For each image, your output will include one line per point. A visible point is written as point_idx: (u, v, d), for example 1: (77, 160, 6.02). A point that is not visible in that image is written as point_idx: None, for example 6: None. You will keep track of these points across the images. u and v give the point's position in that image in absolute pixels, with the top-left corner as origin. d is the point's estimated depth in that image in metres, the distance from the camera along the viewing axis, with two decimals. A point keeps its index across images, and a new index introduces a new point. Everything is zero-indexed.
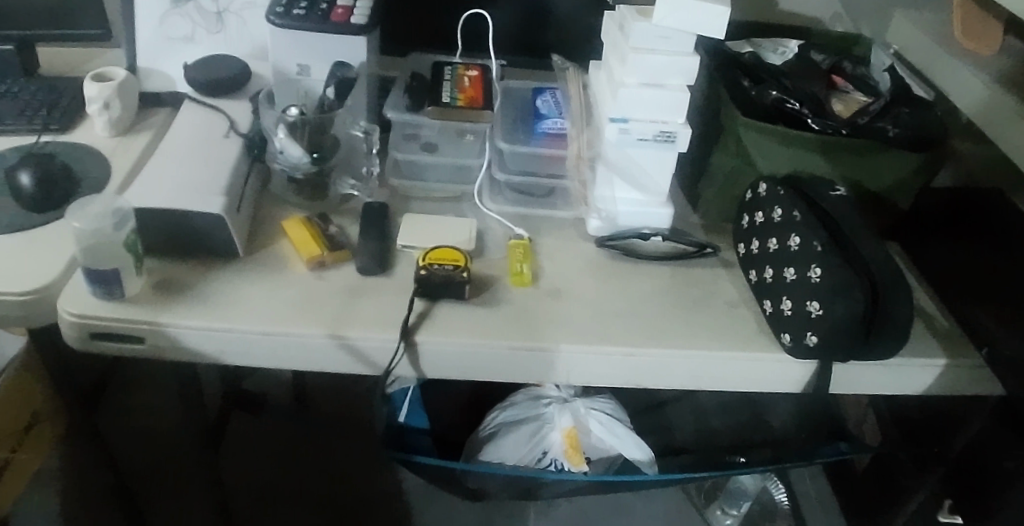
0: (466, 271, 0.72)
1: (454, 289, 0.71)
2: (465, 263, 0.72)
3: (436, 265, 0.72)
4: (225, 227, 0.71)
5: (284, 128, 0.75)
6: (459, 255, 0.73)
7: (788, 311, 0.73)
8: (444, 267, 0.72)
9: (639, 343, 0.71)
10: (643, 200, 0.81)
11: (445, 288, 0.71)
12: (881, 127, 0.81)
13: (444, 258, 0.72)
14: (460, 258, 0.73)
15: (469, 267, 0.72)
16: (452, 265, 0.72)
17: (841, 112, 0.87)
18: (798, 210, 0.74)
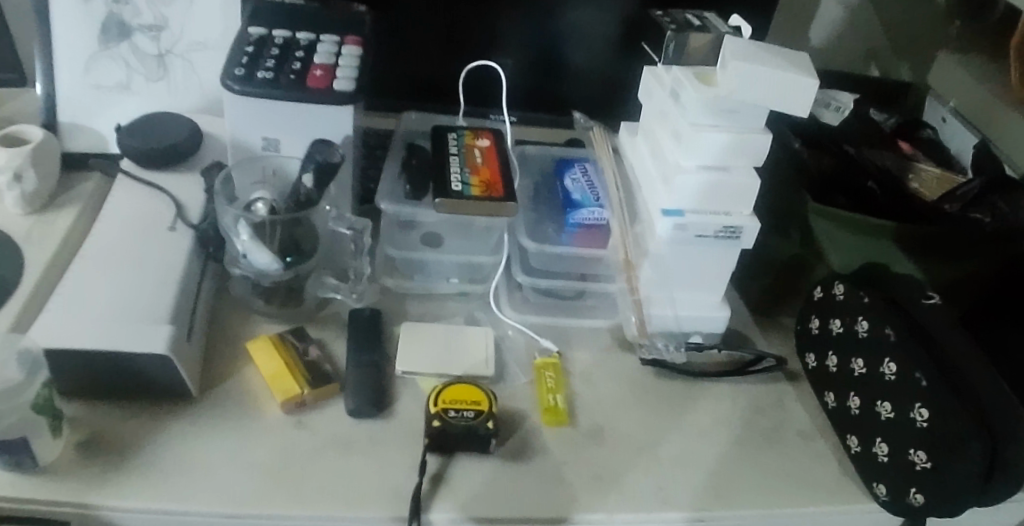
0: (492, 420, 0.56)
1: (475, 442, 0.55)
2: (489, 409, 0.57)
3: (451, 410, 0.56)
4: (172, 368, 0.54)
5: (247, 228, 0.58)
6: (481, 395, 0.58)
7: (884, 457, 0.58)
8: (463, 413, 0.56)
9: (709, 505, 0.56)
10: (695, 303, 0.68)
11: (464, 441, 0.55)
12: (974, 217, 0.67)
13: (462, 401, 0.57)
14: (484, 402, 0.57)
15: (495, 412, 0.57)
16: (473, 412, 0.56)
17: (927, 191, 0.73)
18: (891, 328, 0.59)
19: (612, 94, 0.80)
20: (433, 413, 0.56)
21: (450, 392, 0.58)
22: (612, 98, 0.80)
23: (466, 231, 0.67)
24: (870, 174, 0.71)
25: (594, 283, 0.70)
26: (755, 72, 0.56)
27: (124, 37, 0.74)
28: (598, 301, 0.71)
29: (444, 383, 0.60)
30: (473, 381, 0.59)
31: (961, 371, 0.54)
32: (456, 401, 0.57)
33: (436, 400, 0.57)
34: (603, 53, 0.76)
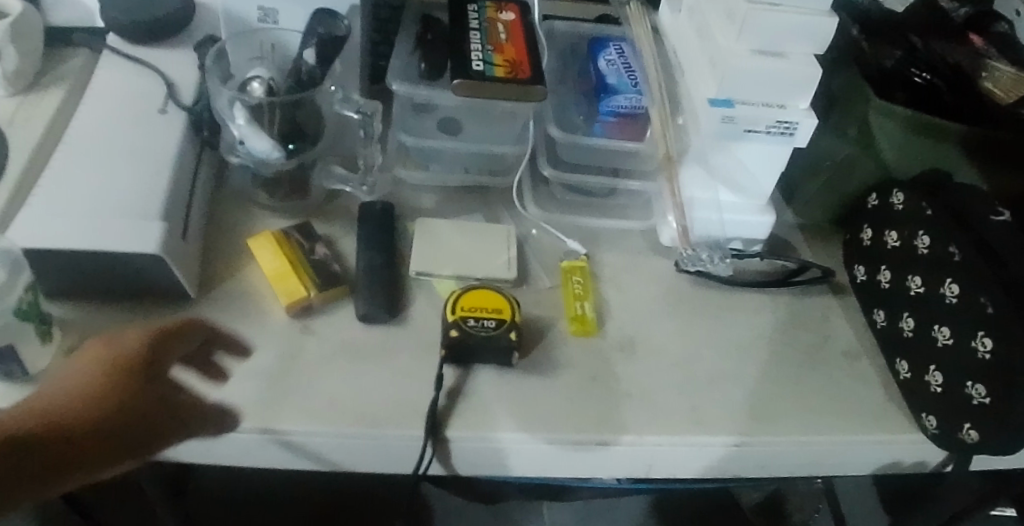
0: (514, 332, 0.52)
1: (496, 354, 0.51)
2: (511, 319, 0.52)
3: (470, 319, 0.52)
4: (167, 268, 0.49)
5: (242, 111, 0.51)
6: (503, 303, 0.53)
7: (936, 388, 0.53)
8: (483, 323, 0.52)
9: (747, 429, 0.53)
10: (739, 206, 0.61)
11: (484, 352, 0.51)
12: None
13: (482, 309, 0.53)
14: (505, 312, 0.53)
15: (517, 321, 0.53)
16: (494, 322, 0.52)
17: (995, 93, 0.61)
18: (956, 246, 0.53)
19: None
20: (450, 321, 0.52)
21: (469, 298, 0.53)
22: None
23: (489, 118, 0.60)
24: (933, 66, 0.63)
25: (628, 180, 0.62)
26: None
27: None
28: (630, 200, 0.65)
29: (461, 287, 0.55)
30: (494, 287, 0.54)
31: None
32: (475, 309, 0.53)
33: (453, 307, 0.53)
34: None
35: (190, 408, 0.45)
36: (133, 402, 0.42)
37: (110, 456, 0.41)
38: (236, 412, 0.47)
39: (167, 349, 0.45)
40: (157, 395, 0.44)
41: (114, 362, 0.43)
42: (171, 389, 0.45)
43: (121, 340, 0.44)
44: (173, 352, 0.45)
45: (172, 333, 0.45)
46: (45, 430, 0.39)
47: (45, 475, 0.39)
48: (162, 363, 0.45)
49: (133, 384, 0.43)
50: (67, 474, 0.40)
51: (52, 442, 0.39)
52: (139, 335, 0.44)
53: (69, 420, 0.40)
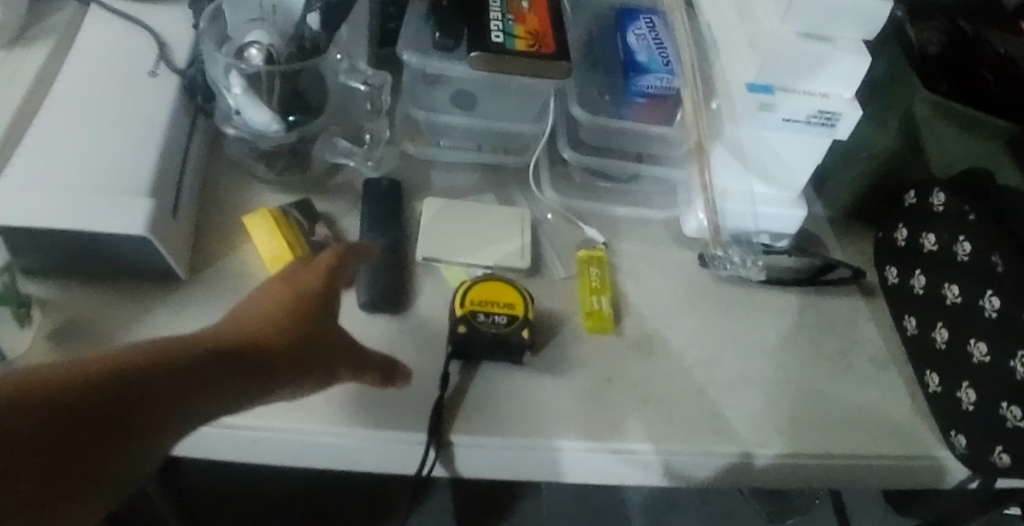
0: (527, 330, 0.49)
1: (506, 352, 0.48)
2: (523, 315, 0.49)
3: (480, 313, 0.49)
4: (155, 249, 0.46)
5: (239, 80, 0.47)
6: (516, 297, 0.50)
7: (968, 407, 0.51)
8: (494, 318, 0.49)
9: (766, 439, 0.50)
10: (770, 198, 0.57)
11: (492, 349, 0.48)
12: None
13: (494, 303, 0.49)
14: (518, 307, 0.49)
15: (530, 318, 0.50)
16: (506, 318, 0.49)
17: None
18: (1000, 257, 0.49)
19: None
20: (459, 314, 0.49)
21: (481, 289, 0.50)
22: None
23: (506, 93, 0.56)
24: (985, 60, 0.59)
25: (651, 165, 0.59)
26: None
27: None
28: (653, 187, 0.61)
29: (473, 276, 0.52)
30: (507, 278, 0.51)
31: None
32: (486, 302, 0.50)
33: (464, 298, 0.50)
34: None
35: (349, 353, 0.43)
36: (298, 335, 0.41)
37: (264, 382, 0.38)
38: (400, 364, 0.46)
39: (327, 293, 0.44)
40: (316, 331, 0.42)
41: (289, 302, 0.42)
42: (333, 327, 0.43)
43: (282, 284, 0.43)
44: (330, 293, 0.44)
45: (318, 277, 0.45)
46: (209, 346, 0.37)
47: (211, 389, 0.35)
48: (327, 306, 0.44)
49: (302, 323, 0.41)
50: (231, 393, 0.36)
51: (224, 359, 0.37)
52: (306, 281, 0.44)
53: (233, 342, 0.38)
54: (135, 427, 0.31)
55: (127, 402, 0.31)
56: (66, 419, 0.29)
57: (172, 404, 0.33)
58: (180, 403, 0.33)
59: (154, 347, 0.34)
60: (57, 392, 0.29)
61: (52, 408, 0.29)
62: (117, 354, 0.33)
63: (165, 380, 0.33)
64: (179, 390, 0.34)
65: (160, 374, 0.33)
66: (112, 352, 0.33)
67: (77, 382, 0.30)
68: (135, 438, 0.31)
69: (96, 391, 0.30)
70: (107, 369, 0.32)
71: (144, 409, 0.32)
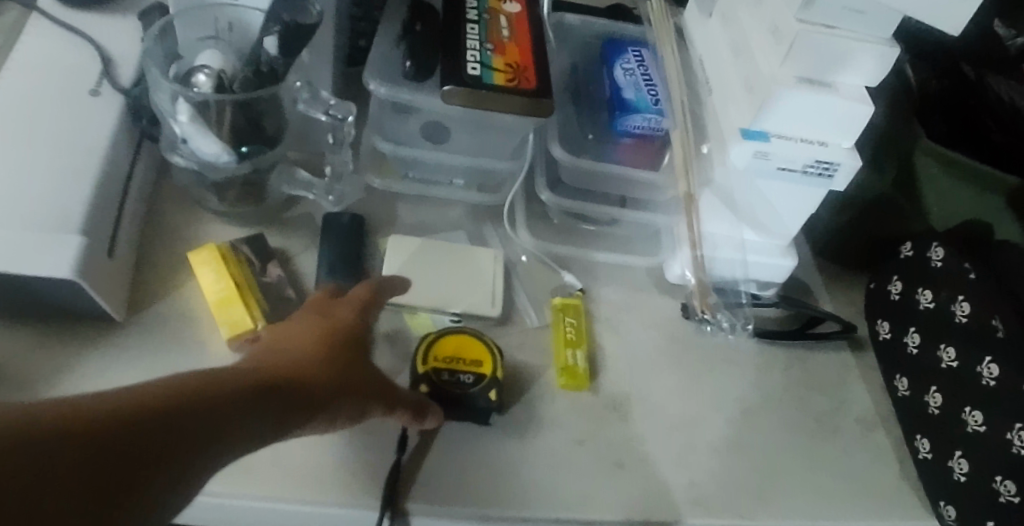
0: (496, 392, 0.44)
1: (470, 412, 0.44)
2: (491, 373, 0.45)
3: (444, 372, 0.45)
4: (83, 292, 0.41)
5: (187, 107, 0.43)
6: (484, 353, 0.46)
7: (960, 476, 0.47)
8: (460, 377, 0.45)
9: (745, 508, 0.46)
10: (756, 246, 0.55)
11: (455, 408, 0.44)
12: None
13: (459, 359, 0.46)
14: (485, 365, 0.45)
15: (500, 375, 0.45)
16: (471, 377, 0.45)
17: None
18: (1000, 320, 0.46)
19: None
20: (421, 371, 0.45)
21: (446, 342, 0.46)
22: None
23: (481, 126, 0.52)
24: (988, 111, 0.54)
25: (634, 210, 0.55)
26: None
27: None
28: (634, 231, 0.57)
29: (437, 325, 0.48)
30: (475, 331, 0.47)
31: None
32: (451, 359, 0.45)
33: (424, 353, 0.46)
34: None
35: (386, 392, 0.40)
36: (341, 372, 0.37)
37: (303, 418, 0.33)
38: (428, 408, 0.42)
39: (362, 329, 0.41)
40: (356, 368, 0.38)
41: (328, 337, 0.38)
42: (371, 363, 0.39)
43: (316, 318, 0.40)
44: (365, 331, 0.41)
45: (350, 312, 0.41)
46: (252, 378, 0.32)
47: (256, 426, 0.30)
48: (364, 340, 0.40)
49: (342, 358, 0.37)
50: (275, 431, 0.32)
51: (270, 393, 0.32)
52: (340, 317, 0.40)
53: (277, 375, 0.33)
54: (181, 471, 0.26)
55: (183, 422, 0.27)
56: (105, 464, 0.24)
57: (218, 444, 0.28)
58: (222, 440, 0.28)
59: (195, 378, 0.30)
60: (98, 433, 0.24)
61: (84, 450, 0.24)
62: (157, 387, 0.28)
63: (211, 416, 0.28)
64: (224, 427, 0.29)
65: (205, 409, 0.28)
66: (153, 384, 0.28)
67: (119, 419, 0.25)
68: (178, 486, 0.26)
69: (139, 429, 0.26)
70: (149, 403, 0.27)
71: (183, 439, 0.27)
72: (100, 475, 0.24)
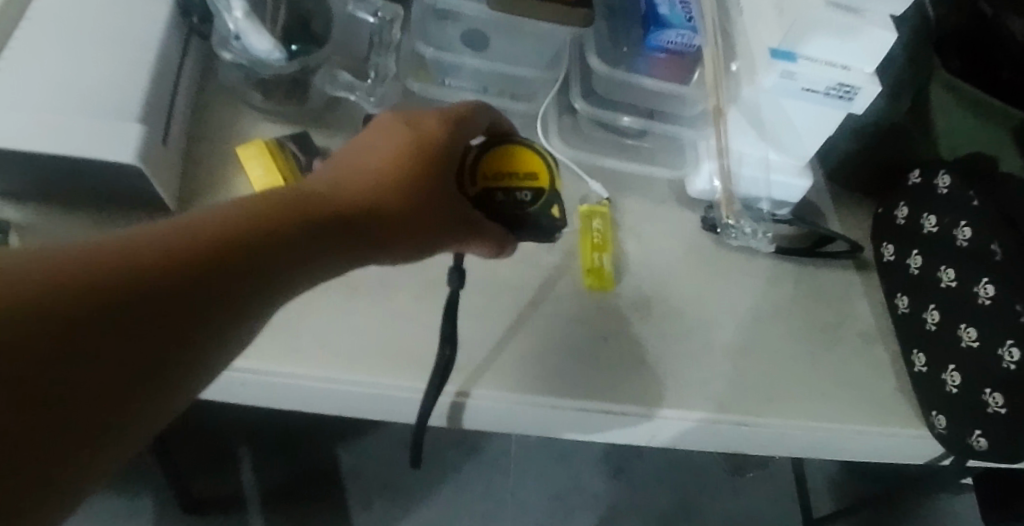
0: (558, 207, 0.42)
1: (528, 228, 0.42)
2: (551, 187, 0.42)
3: (497, 192, 0.41)
4: (143, 176, 0.44)
5: (241, 2, 0.45)
6: (540, 165, 0.42)
7: (951, 387, 0.51)
8: (519, 195, 0.41)
9: (752, 406, 0.50)
10: (778, 165, 0.57)
11: (512, 225, 0.42)
12: None
13: (514, 176, 0.42)
14: (543, 179, 0.42)
15: (558, 189, 0.42)
16: (534, 196, 0.42)
17: None
18: (999, 247, 0.49)
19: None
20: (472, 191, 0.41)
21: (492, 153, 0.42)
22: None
23: (518, 36, 0.53)
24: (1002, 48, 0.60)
25: (662, 124, 0.57)
26: None
27: None
28: (660, 146, 0.59)
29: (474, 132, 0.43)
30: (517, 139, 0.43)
31: None
32: (504, 174, 0.42)
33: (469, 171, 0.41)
34: None
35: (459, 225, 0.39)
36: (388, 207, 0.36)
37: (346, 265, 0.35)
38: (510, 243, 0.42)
39: (440, 156, 0.39)
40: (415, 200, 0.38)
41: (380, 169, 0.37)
42: (443, 188, 0.39)
43: (391, 135, 0.39)
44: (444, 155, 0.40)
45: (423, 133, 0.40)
46: (273, 227, 0.32)
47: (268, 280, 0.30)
48: (436, 166, 0.39)
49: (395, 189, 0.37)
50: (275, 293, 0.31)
51: (282, 241, 0.31)
52: (411, 136, 0.39)
53: (308, 214, 0.33)
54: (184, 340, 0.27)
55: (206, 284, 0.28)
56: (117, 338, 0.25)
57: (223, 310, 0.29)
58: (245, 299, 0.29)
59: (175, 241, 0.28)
60: (83, 314, 0.24)
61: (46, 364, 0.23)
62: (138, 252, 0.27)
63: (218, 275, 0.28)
64: (222, 288, 0.29)
65: (209, 268, 0.28)
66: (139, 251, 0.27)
67: (87, 299, 0.25)
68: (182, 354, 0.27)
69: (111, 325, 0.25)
70: (129, 268, 0.26)
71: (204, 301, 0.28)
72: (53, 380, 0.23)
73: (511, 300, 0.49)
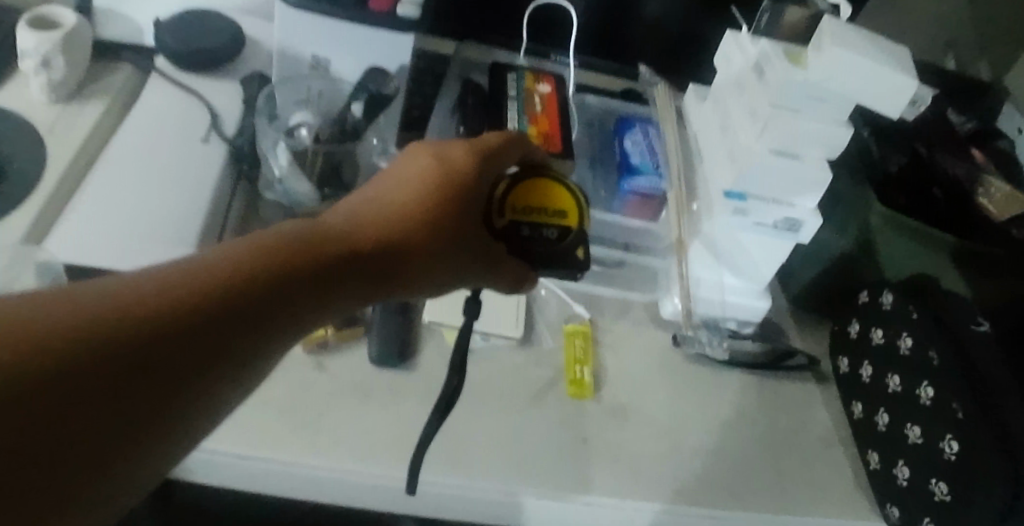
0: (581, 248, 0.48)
1: (555, 262, 0.47)
2: (579, 227, 0.47)
3: (524, 226, 0.46)
4: None
5: (287, 154, 0.56)
6: (572, 204, 0.47)
7: (902, 480, 0.57)
8: (547, 232, 0.46)
9: (719, 501, 0.55)
10: (739, 289, 0.66)
11: (542, 257, 0.46)
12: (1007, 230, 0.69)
13: (549, 211, 0.46)
14: (573, 218, 0.47)
15: (585, 229, 0.47)
16: (564, 233, 0.46)
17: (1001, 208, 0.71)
18: (936, 353, 0.56)
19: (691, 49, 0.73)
20: (505, 217, 0.45)
21: (530, 184, 0.46)
22: (686, 53, 0.74)
23: None
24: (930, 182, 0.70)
25: (637, 253, 0.67)
26: (850, 59, 0.54)
27: None
28: (638, 271, 0.67)
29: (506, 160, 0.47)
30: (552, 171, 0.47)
31: (998, 400, 0.52)
32: (533, 209, 0.46)
33: (511, 199, 0.45)
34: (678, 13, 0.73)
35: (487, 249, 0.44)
36: (418, 241, 0.41)
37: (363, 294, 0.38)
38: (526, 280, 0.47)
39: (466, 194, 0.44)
40: (441, 234, 0.42)
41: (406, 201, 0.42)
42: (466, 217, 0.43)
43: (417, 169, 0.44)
44: (471, 190, 0.44)
45: (452, 170, 0.44)
46: (290, 261, 0.35)
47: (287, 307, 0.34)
48: (461, 200, 0.44)
49: (418, 229, 0.41)
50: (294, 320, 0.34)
51: (301, 272, 0.35)
52: (436, 168, 0.44)
53: (338, 247, 0.37)
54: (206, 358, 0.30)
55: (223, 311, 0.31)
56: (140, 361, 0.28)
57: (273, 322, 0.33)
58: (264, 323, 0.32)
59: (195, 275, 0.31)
60: (102, 340, 0.27)
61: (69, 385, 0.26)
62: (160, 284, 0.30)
63: (265, 295, 0.33)
64: (240, 312, 0.32)
65: (225, 294, 0.31)
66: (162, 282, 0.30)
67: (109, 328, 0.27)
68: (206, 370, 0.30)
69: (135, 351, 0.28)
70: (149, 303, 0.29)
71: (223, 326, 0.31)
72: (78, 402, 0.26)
73: (503, 404, 0.57)
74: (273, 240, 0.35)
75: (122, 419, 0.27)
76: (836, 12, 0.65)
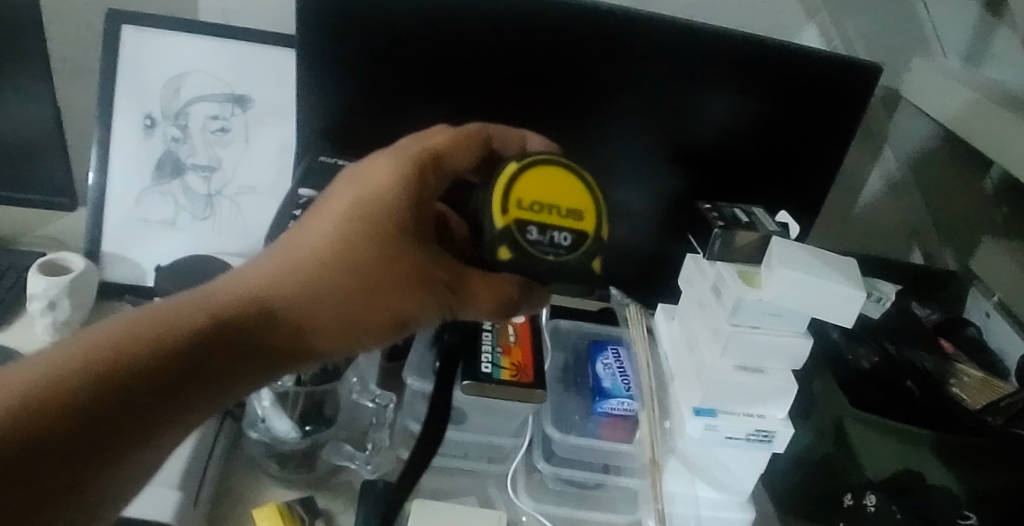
0: (597, 257, 0.46)
1: (569, 273, 0.46)
2: (595, 234, 0.46)
3: (527, 227, 0.45)
4: None
5: (270, 395, 0.61)
6: (589, 209, 0.47)
7: None
8: (557, 236, 0.45)
9: None
10: (718, 502, 0.67)
11: (552, 269, 0.45)
12: (981, 419, 0.67)
13: (565, 213, 0.46)
14: (590, 224, 0.46)
15: (602, 238, 0.47)
16: (579, 240, 0.46)
17: (972, 397, 0.70)
18: None
19: (657, 269, 0.83)
20: (515, 217, 0.45)
21: (548, 181, 0.46)
22: (656, 274, 0.83)
23: (492, 416, 0.66)
24: (905, 373, 0.72)
25: (616, 475, 0.67)
26: (801, 281, 0.58)
27: (176, 174, 0.78)
28: (617, 493, 0.68)
29: (526, 154, 0.48)
30: (574, 167, 0.47)
31: None
32: (538, 208, 0.46)
33: (525, 198, 0.46)
34: (641, 234, 0.81)
35: (459, 275, 0.49)
36: (330, 288, 0.47)
37: (294, 349, 0.46)
38: (537, 287, 0.50)
39: (395, 222, 0.48)
40: (351, 277, 0.47)
41: (336, 245, 0.47)
42: (412, 248, 0.48)
43: (349, 198, 0.48)
44: (396, 213, 0.48)
45: (372, 200, 0.48)
46: (217, 334, 0.42)
47: (222, 374, 0.42)
48: (386, 234, 0.47)
49: (346, 277, 0.47)
50: (229, 377, 0.42)
51: (228, 342, 0.42)
52: (359, 197, 0.48)
53: (262, 313, 0.44)
54: (150, 417, 0.39)
55: (162, 376, 0.39)
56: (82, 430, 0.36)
57: (185, 386, 0.40)
58: (199, 387, 0.41)
59: (130, 348, 0.39)
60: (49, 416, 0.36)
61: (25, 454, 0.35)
62: (96, 364, 0.38)
63: (180, 360, 0.40)
64: (177, 377, 0.40)
65: (164, 360, 0.40)
66: (102, 357, 0.38)
67: (55, 408, 0.36)
68: (158, 422, 0.39)
69: (80, 418, 0.37)
70: (90, 385, 0.37)
71: (162, 390, 0.39)
72: (56, 455, 0.36)
73: None
74: (192, 303, 0.43)
75: (84, 468, 0.37)
76: (786, 231, 0.68)
